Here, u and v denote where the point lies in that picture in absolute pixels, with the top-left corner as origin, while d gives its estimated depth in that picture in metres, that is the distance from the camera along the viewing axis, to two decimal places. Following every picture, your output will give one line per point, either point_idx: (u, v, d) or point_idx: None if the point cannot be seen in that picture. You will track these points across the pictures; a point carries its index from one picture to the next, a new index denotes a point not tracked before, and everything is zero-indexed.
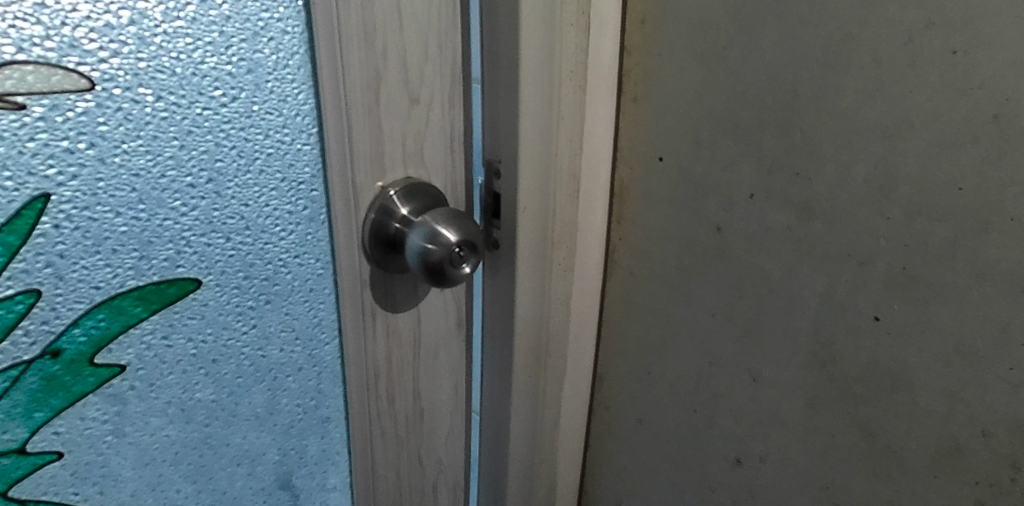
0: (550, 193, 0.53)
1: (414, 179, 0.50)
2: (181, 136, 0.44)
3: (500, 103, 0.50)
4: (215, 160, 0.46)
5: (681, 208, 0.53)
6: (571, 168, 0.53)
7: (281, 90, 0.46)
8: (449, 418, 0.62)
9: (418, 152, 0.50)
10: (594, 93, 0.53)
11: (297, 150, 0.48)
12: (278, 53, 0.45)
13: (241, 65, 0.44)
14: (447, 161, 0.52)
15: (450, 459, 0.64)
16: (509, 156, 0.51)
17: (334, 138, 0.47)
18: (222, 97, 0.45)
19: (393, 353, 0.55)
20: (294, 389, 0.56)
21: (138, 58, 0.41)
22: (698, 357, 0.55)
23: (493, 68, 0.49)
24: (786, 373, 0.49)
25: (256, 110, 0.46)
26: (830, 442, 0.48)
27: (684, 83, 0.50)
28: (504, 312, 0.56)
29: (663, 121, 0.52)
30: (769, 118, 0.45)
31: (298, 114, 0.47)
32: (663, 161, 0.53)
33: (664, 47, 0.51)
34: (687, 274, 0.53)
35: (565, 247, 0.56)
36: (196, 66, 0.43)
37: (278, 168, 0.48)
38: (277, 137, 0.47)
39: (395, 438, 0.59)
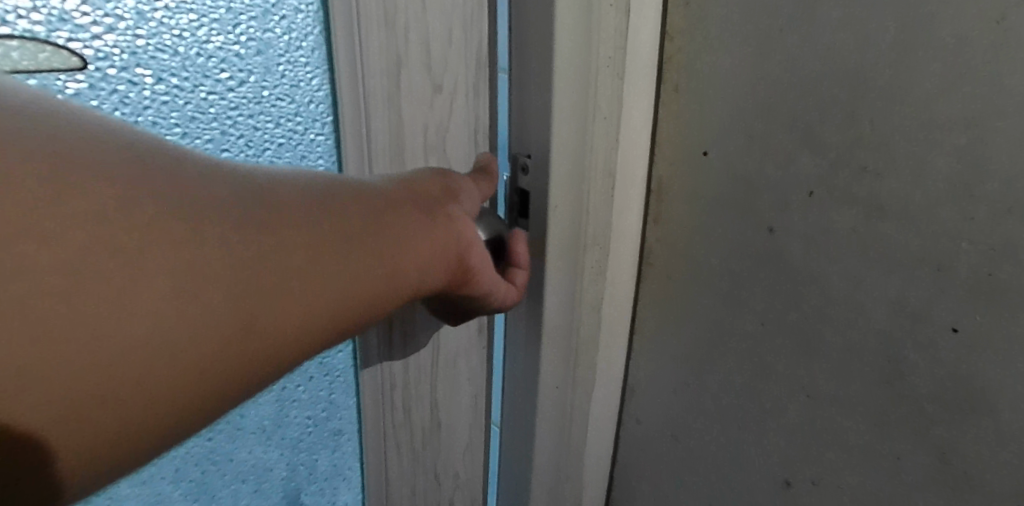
0: (583, 188, 0.49)
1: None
2: (185, 122, 0.41)
3: (531, 89, 0.46)
4: (222, 149, 0.43)
5: (728, 206, 0.48)
6: (606, 164, 0.49)
7: (293, 75, 0.43)
8: (468, 432, 0.58)
9: (440, 144, 0.48)
10: (632, 82, 0.48)
11: (309, 140, 0.46)
12: (290, 34, 0.42)
13: (250, 46, 0.41)
14: (472, 155, 0.49)
15: (467, 474, 0.60)
16: (540, 147, 0.47)
17: (350, 128, 0.45)
18: (229, 80, 0.41)
19: (410, 364, 0.52)
20: (305, 402, 0.53)
21: (136, 35, 0.38)
22: (745, 369, 0.50)
23: (520, 51, 0.45)
24: (846, 388, 0.45)
25: (266, 96, 0.43)
26: (897, 466, 0.43)
27: (733, 68, 0.45)
28: (533, 316, 0.52)
29: (707, 112, 0.48)
30: (834, 108, 0.41)
31: (311, 101, 0.45)
32: (708, 156, 0.48)
33: (710, 31, 0.46)
34: (733, 278, 0.49)
35: (599, 250, 0.52)
36: (201, 46, 0.40)
37: (288, 158, 0.45)
38: (289, 125, 0.44)
39: (410, 451, 0.56)
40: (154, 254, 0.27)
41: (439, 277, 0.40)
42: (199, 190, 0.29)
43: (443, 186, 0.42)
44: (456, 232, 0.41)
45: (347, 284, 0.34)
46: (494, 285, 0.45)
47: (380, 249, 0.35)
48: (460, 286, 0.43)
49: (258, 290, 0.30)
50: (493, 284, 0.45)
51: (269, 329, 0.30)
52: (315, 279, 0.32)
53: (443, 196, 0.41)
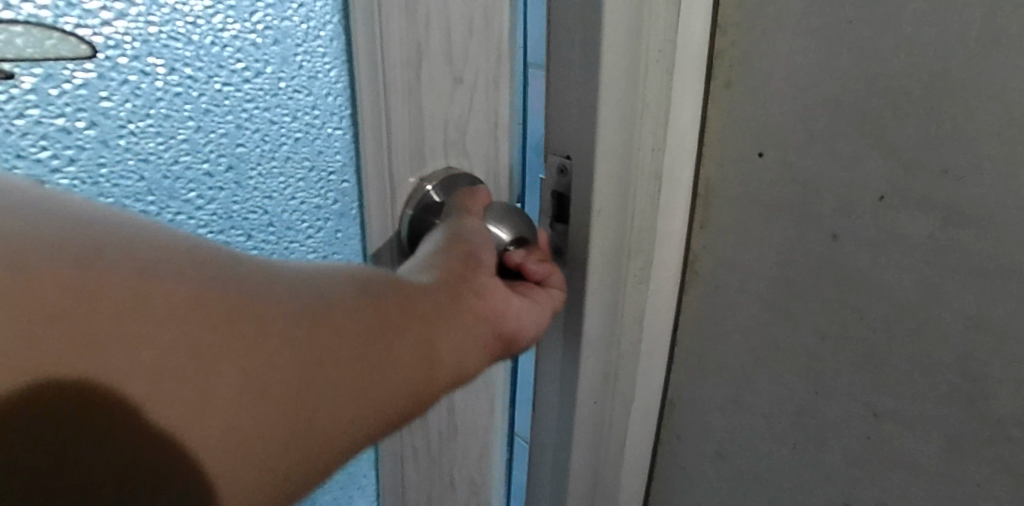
0: (627, 192, 0.46)
1: (457, 170, 0.44)
2: (198, 116, 0.37)
3: (577, 85, 0.43)
4: (236, 144, 0.39)
5: (785, 211, 0.45)
6: (652, 166, 0.46)
7: (311, 66, 0.39)
8: (485, 435, 0.54)
9: (461, 140, 0.44)
10: (681, 79, 0.45)
11: (327, 135, 0.41)
12: (309, 22, 0.38)
13: (267, 34, 0.38)
14: (493, 152, 0.45)
15: (484, 480, 0.55)
16: (584, 147, 0.44)
17: (370, 124, 0.41)
18: (244, 71, 0.38)
19: None
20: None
21: (149, 22, 0.34)
22: (802, 385, 0.47)
23: (566, 44, 0.42)
24: (917, 408, 0.41)
25: (283, 87, 0.39)
26: (974, 493, 0.40)
27: (794, 63, 0.42)
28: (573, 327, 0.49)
29: (763, 111, 0.44)
30: (908, 106, 0.38)
31: (329, 94, 0.40)
32: (762, 158, 0.45)
33: (768, 23, 0.43)
34: (790, 288, 0.46)
35: (642, 257, 0.49)
36: (217, 34, 0.36)
37: (306, 155, 0.41)
38: (306, 119, 0.40)
39: (424, 455, 0.52)
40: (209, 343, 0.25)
41: (481, 362, 0.37)
42: (251, 286, 0.27)
43: (461, 257, 0.39)
44: (485, 305, 0.38)
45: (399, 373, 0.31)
46: (541, 321, 0.42)
47: (427, 337, 0.33)
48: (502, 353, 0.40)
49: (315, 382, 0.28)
50: (533, 327, 0.41)
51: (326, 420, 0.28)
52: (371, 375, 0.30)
53: (464, 269, 0.38)
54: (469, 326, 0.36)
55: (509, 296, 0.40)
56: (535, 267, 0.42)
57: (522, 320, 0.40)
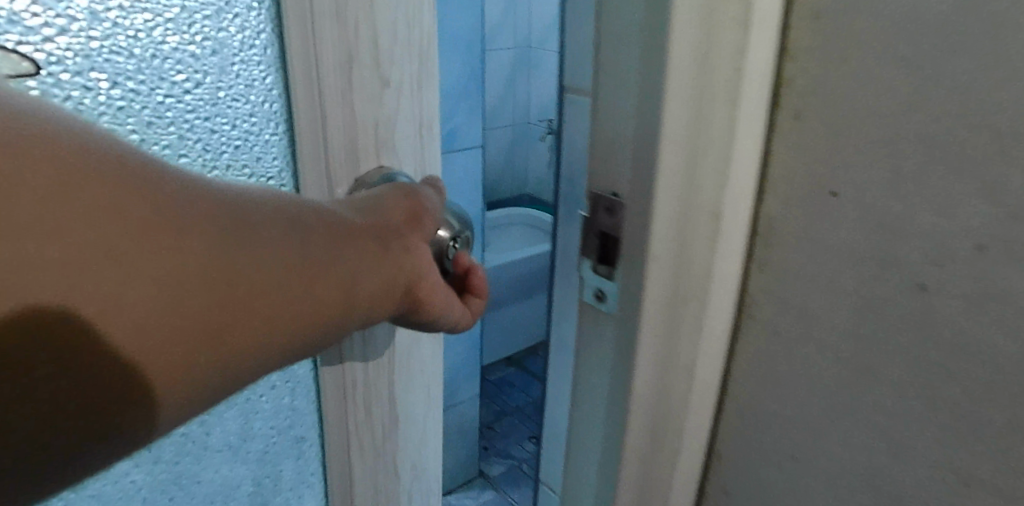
0: (686, 235, 0.42)
1: (387, 167, 0.52)
2: (140, 129, 0.47)
3: (637, 117, 0.39)
4: (179, 155, 0.49)
5: (861, 257, 0.41)
6: (713, 205, 0.42)
7: (247, 74, 0.49)
8: (422, 422, 0.62)
9: (389, 139, 0.51)
10: (747, 109, 0.40)
11: (265, 140, 0.52)
12: (244, 31, 0.48)
13: (204, 46, 0.47)
14: (417, 147, 0.53)
15: (423, 465, 0.63)
16: (643, 185, 0.40)
17: (306, 122, 0.49)
18: (184, 82, 0.47)
19: (370, 361, 0.56)
20: (270, 413, 0.59)
21: (90, 37, 0.43)
22: (875, 444, 0.43)
23: (626, 72, 0.39)
24: (1013, 476, 0.38)
25: (222, 96, 0.49)
26: None
27: (875, 95, 0.38)
28: (625, 372, 0.46)
29: (837, 146, 0.40)
30: (1016, 148, 0.34)
31: (265, 101, 0.51)
32: (836, 197, 0.41)
33: (844, 50, 0.39)
34: (863, 339, 0.42)
35: (698, 304, 0.44)
36: (157, 47, 0.46)
37: (245, 161, 0.51)
38: (244, 127, 0.50)
39: (371, 448, 0.59)
40: (157, 250, 0.32)
41: (391, 305, 0.45)
42: (182, 200, 0.33)
43: (407, 209, 0.48)
44: (407, 257, 0.46)
45: (303, 302, 0.38)
46: (447, 304, 0.50)
47: (327, 266, 0.39)
48: (409, 308, 0.48)
49: (257, 294, 0.36)
50: (445, 303, 0.50)
51: (261, 325, 0.36)
52: (290, 300, 0.37)
53: (400, 224, 0.47)
54: (365, 275, 0.42)
55: (431, 266, 0.48)
56: (480, 279, 0.56)
57: (443, 305, 0.50)
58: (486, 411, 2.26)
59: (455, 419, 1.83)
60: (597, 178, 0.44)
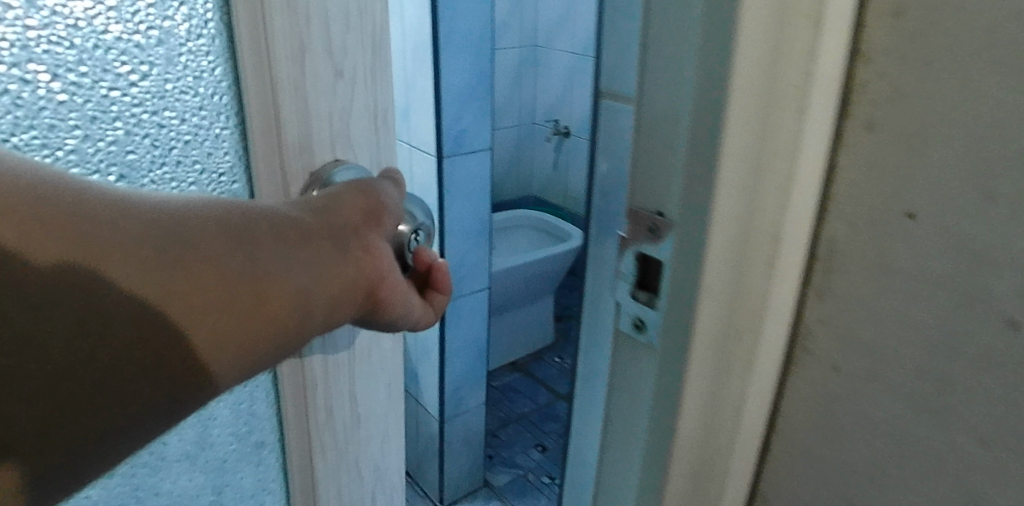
0: (741, 260, 0.37)
1: (345, 160, 0.48)
2: (85, 124, 0.41)
3: (691, 127, 0.35)
4: (126, 152, 0.43)
5: (939, 288, 0.36)
6: (772, 228, 0.37)
7: (195, 65, 0.43)
8: (385, 421, 0.58)
9: (346, 132, 0.48)
10: (814, 120, 0.36)
11: (216, 135, 0.46)
12: (191, 20, 0.42)
13: (151, 35, 0.41)
14: (372, 138, 0.49)
15: (387, 465, 0.60)
16: (697, 203, 0.35)
17: (257, 119, 0.45)
18: (130, 74, 0.41)
19: (328, 359, 0.52)
20: (225, 418, 0.53)
21: (27, 26, 0.37)
22: (948, 495, 0.39)
23: (678, 76, 0.34)
24: None
25: (170, 89, 0.43)
26: None
27: (964, 106, 0.33)
28: (667, 412, 0.41)
29: (915, 163, 0.36)
30: None
31: (215, 93, 0.44)
32: (914, 220, 0.36)
33: (928, 54, 0.34)
34: (939, 379, 0.37)
35: (750, 337, 0.40)
36: (99, 37, 0.40)
37: (196, 157, 0.45)
38: (194, 121, 0.44)
39: (334, 450, 0.55)
40: (122, 265, 0.33)
41: (351, 310, 0.43)
42: (108, 221, 0.34)
43: (364, 208, 0.45)
44: (367, 258, 0.44)
45: (256, 307, 0.37)
46: (408, 306, 0.48)
47: (276, 272, 0.38)
48: (370, 311, 0.46)
49: (198, 307, 0.35)
50: (408, 307, 0.48)
51: (201, 336, 0.35)
52: (239, 307, 0.37)
53: (359, 223, 0.44)
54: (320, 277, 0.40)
55: (394, 265, 0.46)
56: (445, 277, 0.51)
57: (404, 310, 0.47)
58: (491, 418, 2.21)
59: (460, 429, 1.79)
60: (640, 195, 0.39)
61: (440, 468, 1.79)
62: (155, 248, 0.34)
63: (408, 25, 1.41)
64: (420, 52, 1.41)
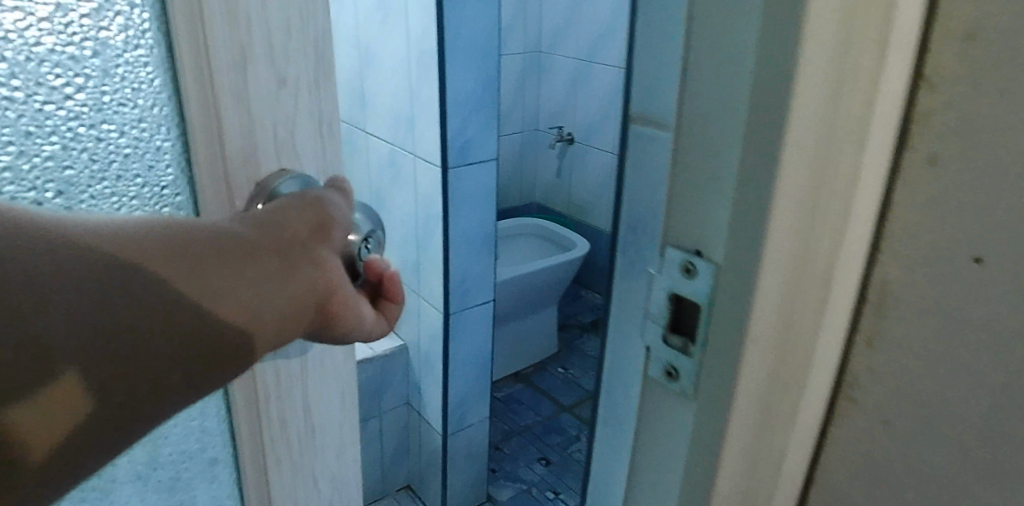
0: (790, 303, 0.34)
1: (291, 170, 0.49)
2: (19, 140, 0.41)
3: (739, 159, 0.31)
4: (63, 167, 0.43)
5: (1008, 339, 0.33)
6: (823, 270, 0.34)
7: (133, 76, 0.43)
8: (340, 431, 0.59)
9: (290, 141, 0.49)
10: (871, 154, 0.33)
11: (156, 147, 0.46)
12: (127, 30, 0.42)
13: (86, 46, 0.41)
14: (318, 146, 0.51)
15: (343, 474, 0.61)
16: (743, 243, 0.32)
17: (199, 129, 0.45)
18: (66, 87, 0.41)
19: (281, 371, 0.53)
20: (176, 435, 0.53)
21: None
22: None
23: (724, 102, 0.31)
24: None
25: (108, 101, 0.43)
26: None
27: None
28: (705, 468, 0.37)
29: (983, 201, 0.32)
30: None
31: (155, 104, 0.45)
32: (981, 264, 0.33)
33: (1004, 83, 0.31)
34: (1006, 437, 0.34)
35: (795, 385, 0.37)
36: (31, 50, 0.39)
37: (136, 171, 0.45)
38: (133, 133, 0.44)
39: (291, 462, 0.56)
40: (72, 294, 0.33)
41: (302, 325, 0.44)
42: (56, 243, 0.33)
43: (314, 221, 0.46)
44: (317, 271, 0.44)
45: (206, 325, 0.37)
46: (358, 316, 0.49)
47: (227, 291, 0.38)
48: (323, 324, 0.47)
49: (150, 330, 0.35)
50: (357, 318, 0.49)
51: (154, 357, 0.35)
52: (181, 327, 0.36)
53: (309, 237, 0.45)
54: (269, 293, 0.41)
55: (342, 278, 0.47)
56: (398, 287, 0.56)
57: (354, 322, 0.49)
58: (494, 430, 2.18)
59: (462, 444, 1.75)
60: (675, 228, 0.36)
61: (442, 484, 1.76)
62: (106, 271, 0.34)
63: (414, 33, 1.38)
64: (426, 60, 1.37)
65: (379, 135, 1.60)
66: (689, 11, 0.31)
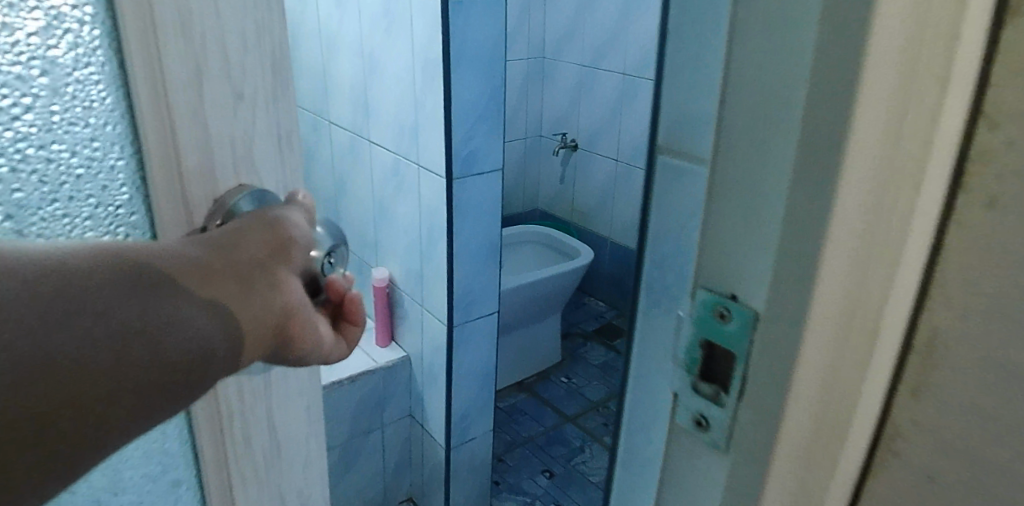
0: (838, 350, 0.31)
1: (249, 186, 0.47)
2: None
3: (786, 199, 0.29)
4: (10, 191, 0.40)
5: None
6: (872, 320, 0.32)
7: (84, 94, 0.41)
8: (307, 444, 0.58)
9: (249, 155, 0.47)
10: (926, 199, 0.31)
11: (111, 166, 0.43)
12: (76, 46, 0.40)
13: (32, 65, 0.39)
14: (278, 160, 0.49)
15: (309, 486, 0.60)
16: (790, 290, 0.29)
17: (156, 147, 0.43)
18: (10, 107, 0.39)
19: (245, 387, 0.52)
20: (136, 459, 0.50)
21: None
22: None
23: (770, 137, 0.28)
24: None
25: (57, 121, 0.40)
26: None
27: None
28: None
29: None
30: None
31: (108, 122, 0.42)
32: None
33: None
34: None
35: (837, 437, 0.35)
36: None
37: (90, 192, 0.43)
38: (86, 153, 0.42)
39: (257, 478, 0.55)
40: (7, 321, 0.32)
41: (259, 349, 0.43)
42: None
43: (272, 242, 0.44)
44: (272, 293, 0.43)
45: (157, 354, 0.36)
46: (315, 339, 0.48)
47: (177, 318, 0.37)
48: (281, 347, 0.46)
49: (92, 357, 0.34)
50: (314, 340, 0.48)
51: (96, 386, 0.34)
52: (125, 353, 0.35)
53: (265, 259, 0.44)
54: (222, 317, 0.40)
55: (301, 299, 0.46)
56: (365, 313, 0.54)
57: (314, 343, 0.48)
58: (496, 441, 2.14)
59: (466, 456, 1.72)
60: (707, 269, 0.33)
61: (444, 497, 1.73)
62: (39, 297, 0.33)
63: (419, 42, 1.36)
64: (430, 68, 1.35)
65: (381, 143, 1.57)
66: (729, 38, 0.29)
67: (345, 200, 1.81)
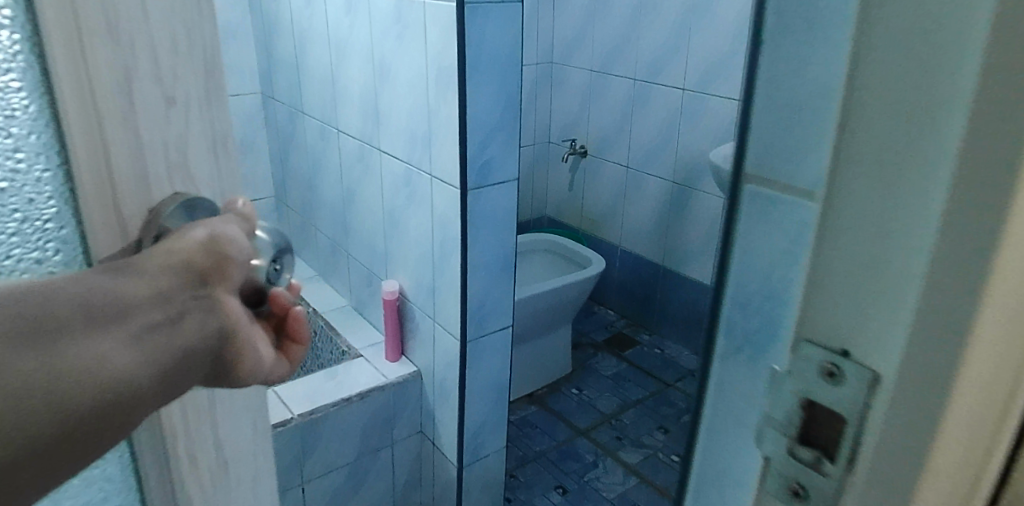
0: (973, 420, 0.27)
1: (184, 194, 0.47)
2: None
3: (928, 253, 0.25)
4: None
5: None
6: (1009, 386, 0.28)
7: (6, 103, 0.40)
8: (254, 461, 0.57)
9: (183, 162, 0.47)
10: None
11: (37, 178, 0.42)
12: None
13: None
14: (214, 167, 0.49)
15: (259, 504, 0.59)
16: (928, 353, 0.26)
17: (83, 156, 0.43)
18: None
19: (188, 408, 0.50)
20: (76, 489, 0.50)
21: None
22: None
23: (908, 182, 0.24)
24: None
25: None
26: None
27: None
28: None
29: None
30: None
31: (31, 132, 0.41)
32: None
33: None
34: None
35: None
36: None
37: (14, 205, 0.42)
38: (8, 165, 0.41)
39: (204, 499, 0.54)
40: None
41: (190, 376, 0.41)
42: None
43: (205, 266, 0.43)
44: (201, 319, 0.42)
45: (80, 397, 0.34)
46: (253, 358, 0.47)
47: (97, 356, 0.35)
48: (211, 370, 0.44)
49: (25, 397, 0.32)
50: (252, 357, 0.47)
51: (31, 426, 0.32)
52: (55, 393, 0.33)
53: (197, 283, 0.42)
54: (148, 354, 0.38)
55: (236, 319, 0.45)
56: (305, 327, 0.53)
57: (249, 362, 0.47)
58: (509, 456, 2.09)
59: (479, 474, 1.68)
60: (812, 323, 0.29)
61: None
62: None
63: (431, 47, 1.32)
64: (444, 75, 1.30)
65: (391, 152, 1.53)
66: (851, 70, 0.25)
67: (353, 210, 1.76)
